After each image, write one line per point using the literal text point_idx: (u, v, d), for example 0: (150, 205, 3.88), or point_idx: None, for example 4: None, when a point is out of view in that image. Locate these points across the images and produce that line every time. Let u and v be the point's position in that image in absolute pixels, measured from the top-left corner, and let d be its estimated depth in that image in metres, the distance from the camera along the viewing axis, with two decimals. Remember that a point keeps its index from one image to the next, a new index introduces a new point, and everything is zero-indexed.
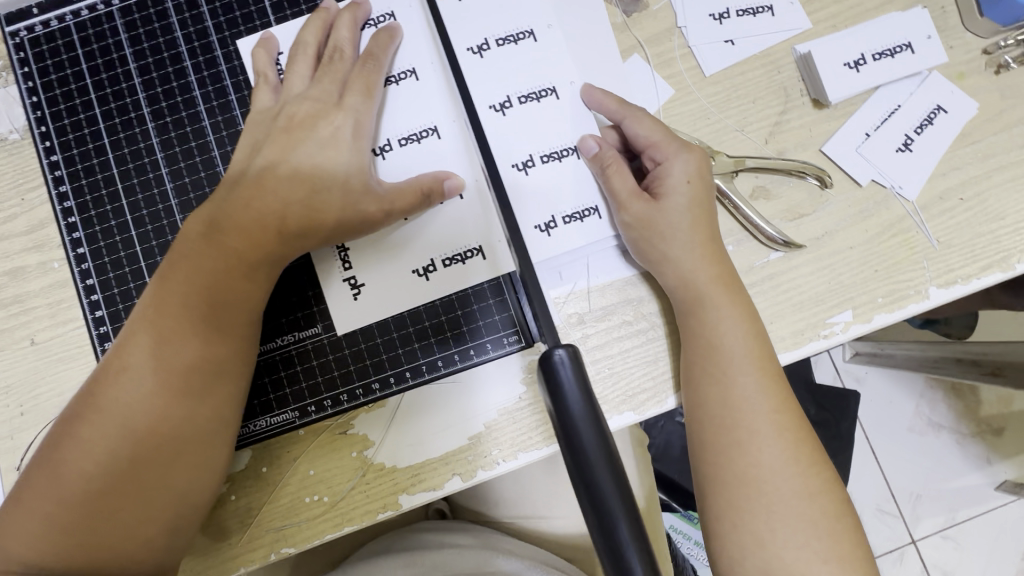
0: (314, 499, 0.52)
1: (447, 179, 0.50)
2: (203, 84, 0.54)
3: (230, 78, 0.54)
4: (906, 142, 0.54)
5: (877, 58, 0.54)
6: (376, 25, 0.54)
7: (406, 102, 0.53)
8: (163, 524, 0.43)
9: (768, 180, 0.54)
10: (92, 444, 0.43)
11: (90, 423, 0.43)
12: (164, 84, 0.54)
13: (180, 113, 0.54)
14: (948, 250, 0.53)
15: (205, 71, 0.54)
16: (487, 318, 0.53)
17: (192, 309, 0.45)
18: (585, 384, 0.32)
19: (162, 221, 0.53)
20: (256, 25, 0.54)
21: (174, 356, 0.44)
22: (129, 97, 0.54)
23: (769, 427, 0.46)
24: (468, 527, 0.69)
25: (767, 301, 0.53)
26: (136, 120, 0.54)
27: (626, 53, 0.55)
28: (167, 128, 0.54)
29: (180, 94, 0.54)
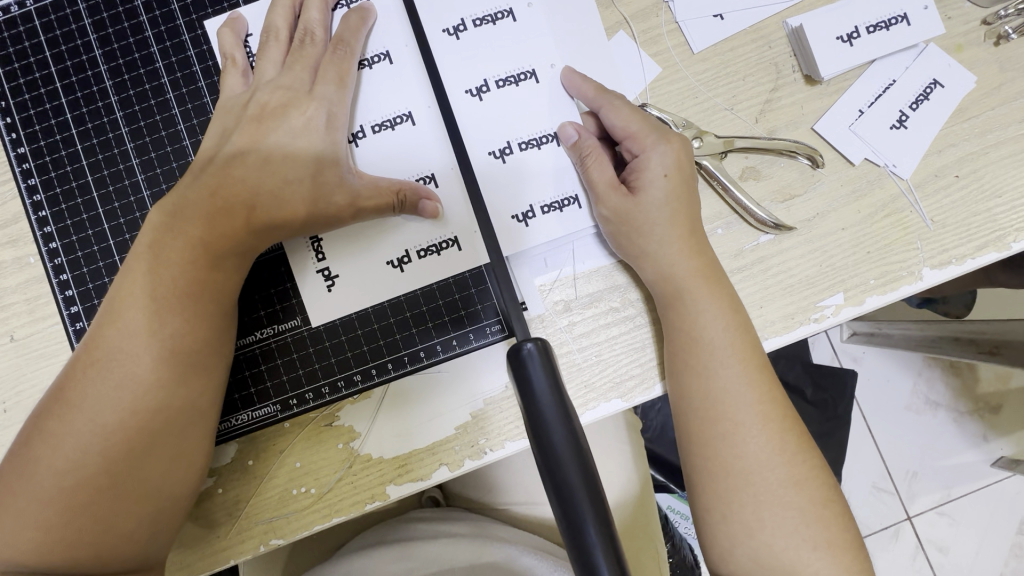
0: (301, 490, 0.52)
1: (426, 200, 0.49)
2: (172, 71, 0.52)
3: (199, 63, 0.52)
4: (901, 119, 0.53)
5: (871, 31, 0.52)
6: (349, 6, 0.52)
7: (381, 87, 0.51)
8: (139, 517, 0.43)
9: (757, 160, 0.53)
10: (65, 440, 0.42)
11: (63, 418, 0.43)
12: (131, 71, 0.52)
13: (149, 101, 0.52)
14: (943, 230, 0.52)
15: (173, 57, 0.52)
16: (470, 309, 0.52)
17: (159, 301, 0.44)
18: (552, 375, 0.34)
19: (135, 213, 0.52)
20: (224, 7, 0.52)
21: (141, 350, 0.44)
22: (96, 85, 0.53)
23: (755, 414, 0.45)
24: (461, 516, 0.69)
25: (757, 285, 0.52)
26: (104, 109, 0.52)
27: (610, 30, 0.53)
28: (136, 118, 0.52)
29: (147, 81, 0.52)
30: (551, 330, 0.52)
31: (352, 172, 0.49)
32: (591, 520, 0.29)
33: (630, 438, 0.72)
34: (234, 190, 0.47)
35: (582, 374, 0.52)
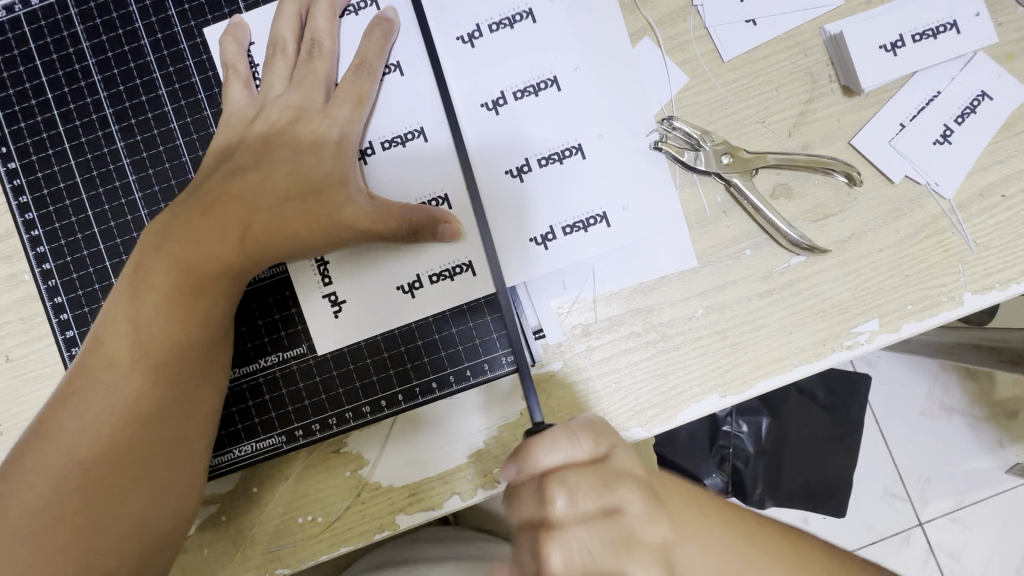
0: (307, 519, 0.50)
1: (445, 223, 0.46)
2: (170, 81, 0.49)
3: (199, 74, 0.49)
4: (945, 133, 0.49)
5: (917, 39, 0.48)
6: (357, 12, 0.49)
7: (392, 101, 0.48)
8: (117, 559, 0.40)
9: (790, 177, 0.50)
10: (43, 475, 0.40)
11: (45, 452, 0.41)
12: (126, 82, 0.50)
13: (146, 114, 0.49)
14: (986, 253, 0.49)
15: (171, 67, 0.49)
16: (484, 336, 0.50)
17: (148, 328, 0.42)
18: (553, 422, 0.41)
19: (132, 233, 0.49)
20: (224, 13, 0.49)
21: (131, 378, 0.42)
22: (89, 96, 0.50)
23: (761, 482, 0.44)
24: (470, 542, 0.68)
25: (788, 310, 0.49)
26: (99, 122, 0.50)
27: (635, 36, 0.50)
28: (132, 132, 0.50)
29: (144, 93, 0.49)
30: (568, 356, 0.49)
31: (356, 188, 0.46)
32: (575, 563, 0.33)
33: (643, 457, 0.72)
34: (232, 214, 0.44)
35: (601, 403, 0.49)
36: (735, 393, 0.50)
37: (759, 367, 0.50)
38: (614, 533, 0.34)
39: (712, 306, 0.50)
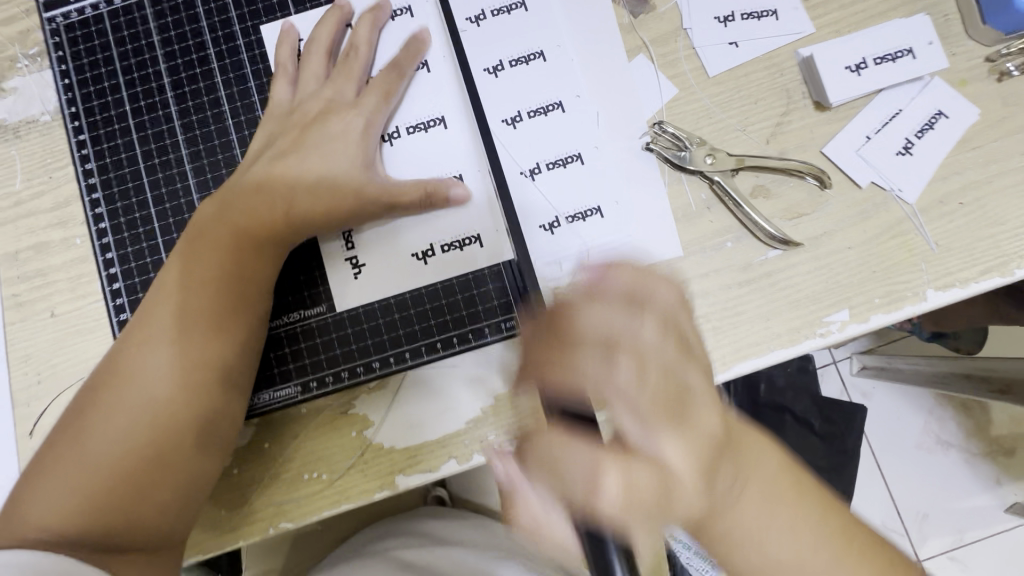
0: (313, 476, 0.53)
1: (453, 188, 0.53)
2: (225, 72, 0.57)
3: (251, 66, 0.57)
4: (906, 146, 0.55)
5: (878, 62, 0.55)
6: (394, 18, 0.56)
7: (418, 93, 0.55)
8: (173, 493, 0.45)
9: (768, 180, 0.55)
10: (109, 416, 0.44)
11: (111, 394, 0.45)
12: (188, 71, 0.58)
13: (202, 98, 0.57)
14: (947, 254, 0.54)
15: (228, 59, 0.57)
16: (487, 305, 0.55)
17: (208, 286, 0.48)
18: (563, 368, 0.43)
19: (180, 200, 0.57)
20: (278, 16, 0.57)
21: (181, 339, 0.46)
22: (155, 81, 0.58)
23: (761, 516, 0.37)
24: (461, 526, 0.75)
25: (765, 299, 0.54)
26: (161, 104, 0.58)
27: (631, 53, 0.57)
28: (188, 113, 0.57)
29: (202, 80, 0.57)
30: None
31: (382, 172, 0.53)
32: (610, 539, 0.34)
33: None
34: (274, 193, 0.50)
35: None
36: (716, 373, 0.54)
37: (739, 350, 0.54)
38: (668, 382, 0.35)
39: (696, 292, 0.54)
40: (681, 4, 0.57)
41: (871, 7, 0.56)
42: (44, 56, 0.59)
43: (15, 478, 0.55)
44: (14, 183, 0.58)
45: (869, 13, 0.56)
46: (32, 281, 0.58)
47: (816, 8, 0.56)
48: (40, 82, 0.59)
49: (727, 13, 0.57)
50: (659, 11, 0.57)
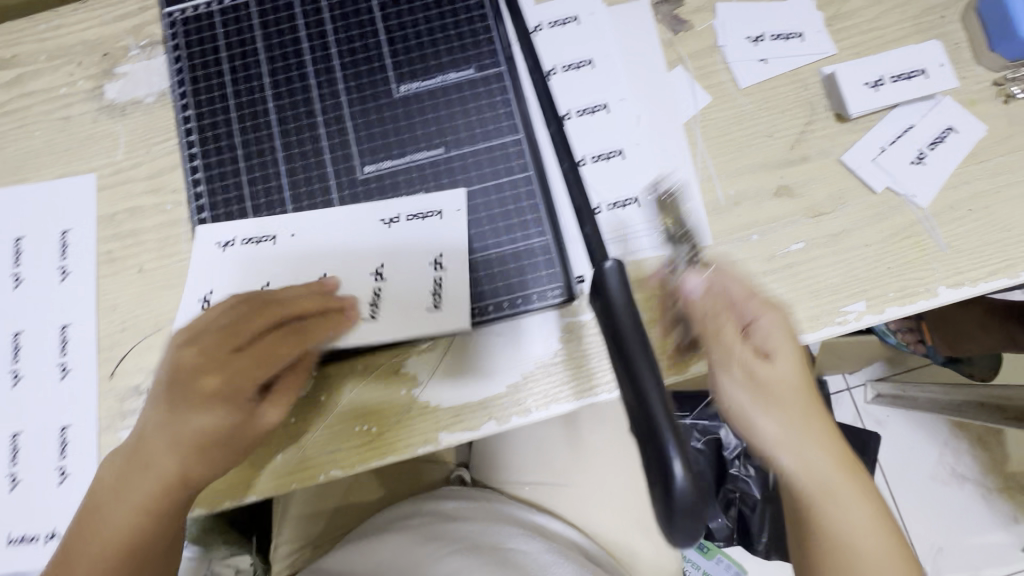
0: (363, 428, 0.58)
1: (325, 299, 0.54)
2: (312, 39, 0.60)
3: (335, 34, 0.60)
4: (920, 156, 0.60)
5: (894, 80, 0.61)
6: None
7: (493, 71, 0.59)
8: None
9: (791, 181, 0.61)
10: (100, 534, 0.50)
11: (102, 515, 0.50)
12: (280, 36, 0.61)
13: (291, 61, 0.60)
14: (957, 255, 0.58)
15: (314, 28, 0.61)
16: (536, 273, 0.56)
17: (175, 441, 0.49)
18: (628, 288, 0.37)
19: (266, 154, 0.59)
20: None
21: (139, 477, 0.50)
22: (251, 44, 0.61)
23: (869, 509, 0.48)
24: (497, 503, 0.79)
25: (787, 287, 0.59)
26: (254, 64, 0.61)
27: (670, 65, 0.64)
28: (278, 74, 0.60)
29: (292, 45, 0.60)
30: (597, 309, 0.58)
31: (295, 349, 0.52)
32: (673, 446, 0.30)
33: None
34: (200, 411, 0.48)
35: None
36: None
37: None
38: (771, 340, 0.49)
39: None
40: (716, 25, 0.64)
41: (888, 35, 0.63)
42: (152, 47, 0.68)
43: (95, 413, 0.61)
44: (117, 153, 0.66)
45: (885, 39, 0.63)
46: (124, 239, 0.64)
47: (838, 33, 0.63)
48: (148, 68, 0.68)
49: (758, 33, 0.64)
50: (697, 30, 0.64)
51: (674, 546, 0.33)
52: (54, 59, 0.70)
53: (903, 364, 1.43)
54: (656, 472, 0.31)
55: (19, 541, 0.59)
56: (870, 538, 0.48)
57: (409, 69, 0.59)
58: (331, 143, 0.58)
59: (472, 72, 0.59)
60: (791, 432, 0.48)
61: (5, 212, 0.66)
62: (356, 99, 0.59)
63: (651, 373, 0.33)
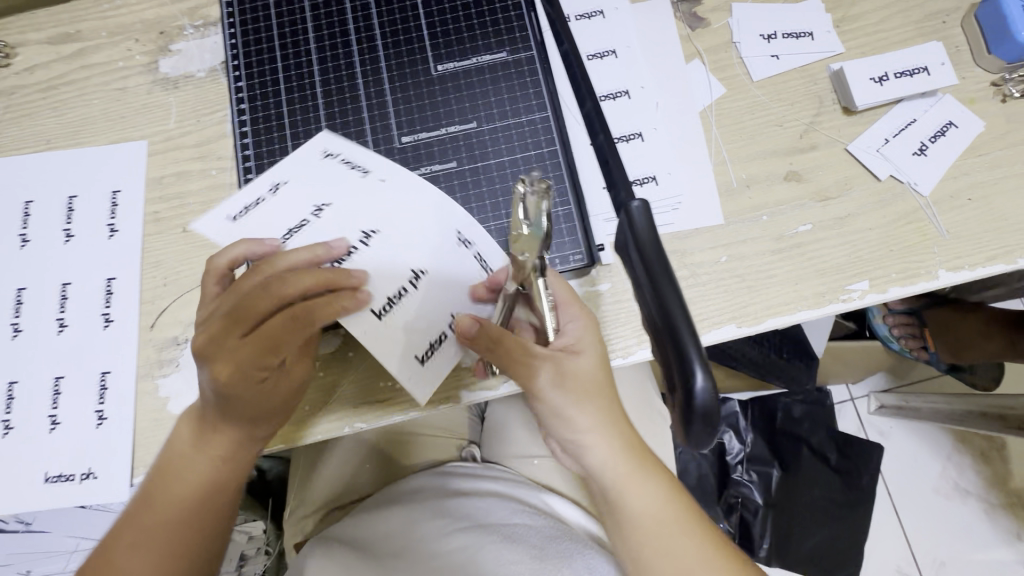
0: (388, 384, 0.60)
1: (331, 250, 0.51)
2: (357, 21, 0.65)
3: (378, 17, 0.65)
4: (921, 148, 0.64)
5: (898, 77, 0.65)
6: None
7: (523, 55, 0.63)
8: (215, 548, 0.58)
9: (800, 167, 0.65)
10: (166, 509, 0.54)
11: (165, 488, 0.55)
12: (328, 17, 0.66)
13: (338, 40, 0.65)
14: (957, 240, 0.62)
15: (360, 11, 0.65)
16: (559, 239, 0.59)
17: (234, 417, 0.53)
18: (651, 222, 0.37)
19: (311, 123, 0.63)
20: None
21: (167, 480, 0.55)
22: (300, 23, 0.66)
23: (682, 535, 0.53)
24: (508, 483, 0.80)
25: (795, 265, 0.62)
26: (303, 42, 0.65)
27: (688, 58, 0.68)
28: (325, 51, 0.65)
29: (339, 26, 0.65)
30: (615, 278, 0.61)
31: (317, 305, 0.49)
32: (696, 359, 0.31)
33: (655, 401, 0.84)
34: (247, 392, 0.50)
35: (636, 321, 0.61)
36: (749, 325, 0.61)
37: (770, 307, 0.62)
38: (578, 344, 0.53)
39: (734, 255, 0.63)
40: (732, 23, 0.69)
41: (893, 36, 0.67)
42: (206, 28, 0.74)
43: (135, 361, 0.64)
44: (169, 121, 0.71)
45: (890, 41, 0.67)
46: (171, 201, 0.69)
47: (845, 33, 0.68)
48: (202, 46, 0.73)
49: (770, 32, 0.68)
50: (714, 27, 0.69)
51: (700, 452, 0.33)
52: (114, 35, 0.75)
53: (905, 375, 1.45)
54: (680, 383, 0.32)
55: (57, 479, 0.62)
56: (678, 559, 0.52)
57: (446, 51, 0.64)
58: (372, 114, 0.63)
59: (504, 55, 0.63)
60: (629, 463, 0.53)
61: (61, 173, 0.71)
62: (396, 76, 0.63)
63: (675, 294, 0.34)
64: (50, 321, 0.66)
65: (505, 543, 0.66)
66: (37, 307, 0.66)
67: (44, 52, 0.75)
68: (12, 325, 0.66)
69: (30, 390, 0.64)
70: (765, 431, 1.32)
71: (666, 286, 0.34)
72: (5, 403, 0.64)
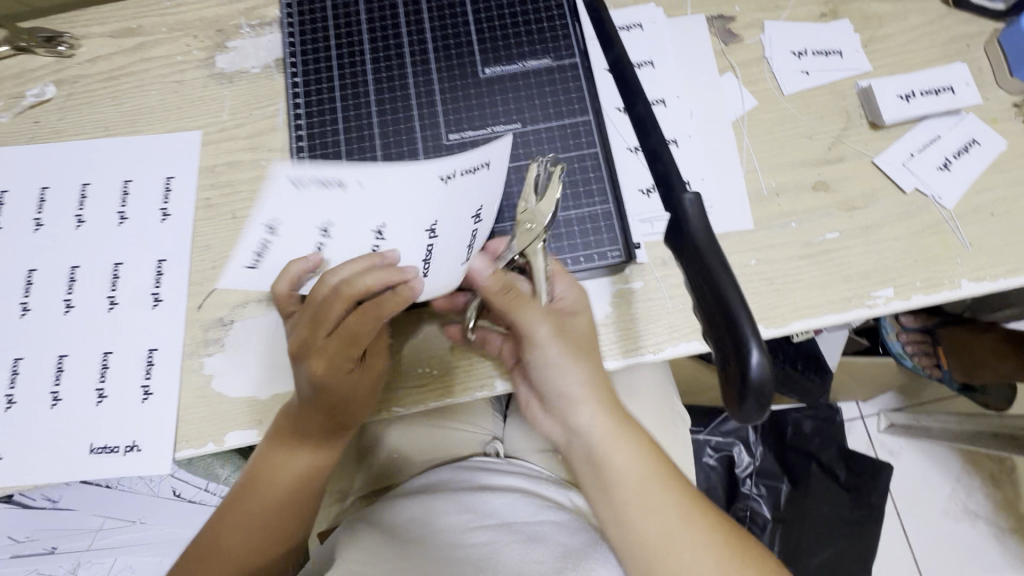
0: (426, 370, 0.64)
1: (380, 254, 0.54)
2: (410, 25, 0.69)
3: (430, 23, 0.69)
4: (946, 163, 0.67)
5: (924, 95, 0.68)
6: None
7: (567, 62, 0.67)
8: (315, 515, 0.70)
9: (828, 177, 0.67)
10: (274, 493, 0.63)
11: (272, 477, 0.63)
12: (382, 21, 0.69)
13: (391, 42, 0.69)
14: (980, 253, 0.64)
15: (412, 17, 0.69)
16: (597, 235, 0.62)
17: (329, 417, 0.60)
18: (705, 217, 0.40)
19: (363, 119, 0.66)
20: None
21: (258, 484, 0.63)
22: (355, 25, 0.69)
23: (656, 486, 0.55)
24: (525, 478, 0.77)
25: (822, 270, 0.65)
26: (357, 43, 0.69)
27: (721, 71, 0.71)
28: (378, 52, 0.68)
29: (392, 30, 0.69)
30: (648, 276, 0.64)
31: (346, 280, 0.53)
32: (753, 338, 0.34)
33: (677, 405, 0.85)
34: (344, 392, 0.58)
35: (668, 317, 0.63)
36: (776, 327, 0.63)
37: (797, 310, 0.64)
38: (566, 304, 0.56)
39: (763, 259, 0.65)
40: (764, 39, 0.72)
41: (918, 58, 0.71)
42: (263, 28, 0.78)
43: (181, 340, 0.67)
44: (223, 114, 0.75)
45: (916, 61, 0.70)
46: (223, 189, 0.72)
47: (873, 53, 0.71)
48: (258, 44, 0.77)
49: (801, 49, 0.72)
50: (747, 43, 0.72)
51: (747, 426, 0.36)
52: (173, 31, 0.79)
53: (917, 394, 1.45)
54: (736, 360, 0.34)
55: (101, 451, 0.64)
56: (652, 507, 0.54)
57: (493, 55, 0.67)
58: (421, 112, 0.66)
59: (549, 61, 0.67)
60: (606, 419, 0.55)
61: (118, 159, 0.74)
62: (446, 78, 0.67)
63: (730, 279, 0.37)
64: (100, 299, 0.69)
65: (528, 541, 0.62)
66: (89, 285, 0.69)
67: (107, 44, 0.79)
68: (64, 301, 0.69)
69: (78, 364, 0.67)
70: (775, 447, 1.31)
71: (721, 269, 0.37)
72: (54, 376, 0.66)
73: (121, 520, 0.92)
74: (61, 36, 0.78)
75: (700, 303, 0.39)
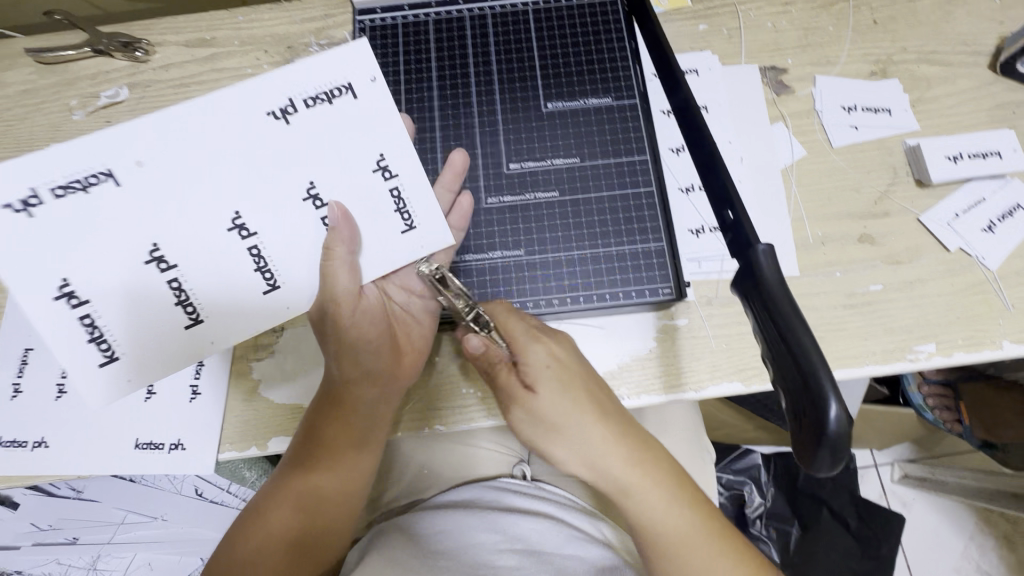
0: (468, 390, 0.66)
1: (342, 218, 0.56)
2: (476, 55, 0.72)
3: (495, 54, 0.72)
4: (990, 226, 0.68)
5: (971, 157, 0.70)
6: (614, 42, 0.73)
7: (626, 103, 0.70)
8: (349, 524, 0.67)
9: (874, 231, 0.69)
10: (318, 485, 0.63)
11: (316, 470, 0.63)
12: (449, 49, 0.72)
13: (457, 71, 0.71)
14: (1021, 315, 0.65)
15: (479, 47, 0.72)
16: (650, 273, 0.65)
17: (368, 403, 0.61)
18: (779, 271, 0.42)
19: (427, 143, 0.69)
20: (525, 25, 0.73)
21: (303, 489, 0.63)
22: (424, 52, 0.72)
23: (690, 528, 0.55)
24: (558, 505, 0.77)
25: (865, 320, 0.66)
26: (425, 68, 0.72)
27: (772, 120, 0.74)
28: (444, 79, 0.71)
29: (459, 59, 0.72)
30: (694, 315, 0.64)
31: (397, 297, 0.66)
32: (835, 399, 0.35)
33: (706, 443, 0.86)
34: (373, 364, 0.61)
35: (712, 356, 0.63)
36: None
37: (839, 358, 0.65)
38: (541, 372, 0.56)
39: (806, 306, 0.67)
40: (815, 92, 0.75)
41: (965, 121, 0.73)
42: (332, 48, 0.81)
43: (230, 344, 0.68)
44: None
45: (962, 124, 0.73)
46: None
47: (921, 114, 0.73)
48: None
49: (851, 104, 0.74)
50: (797, 94, 0.75)
51: (816, 477, 0.38)
52: (245, 44, 0.82)
53: (933, 447, 1.45)
54: (814, 417, 0.36)
55: (146, 446, 0.65)
56: (686, 546, 0.54)
57: (555, 90, 0.71)
58: (484, 140, 0.69)
59: (609, 100, 0.70)
60: (622, 473, 0.55)
61: None
62: (509, 108, 0.70)
63: (809, 336, 0.38)
64: None
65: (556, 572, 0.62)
66: None
67: (181, 53, 0.82)
68: None
69: None
70: (787, 490, 1.29)
71: (801, 328, 0.38)
72: None
73: (142, 515, 0.92)
74: (138, 42, 0.81)
75: (778, 364, 0.39)
